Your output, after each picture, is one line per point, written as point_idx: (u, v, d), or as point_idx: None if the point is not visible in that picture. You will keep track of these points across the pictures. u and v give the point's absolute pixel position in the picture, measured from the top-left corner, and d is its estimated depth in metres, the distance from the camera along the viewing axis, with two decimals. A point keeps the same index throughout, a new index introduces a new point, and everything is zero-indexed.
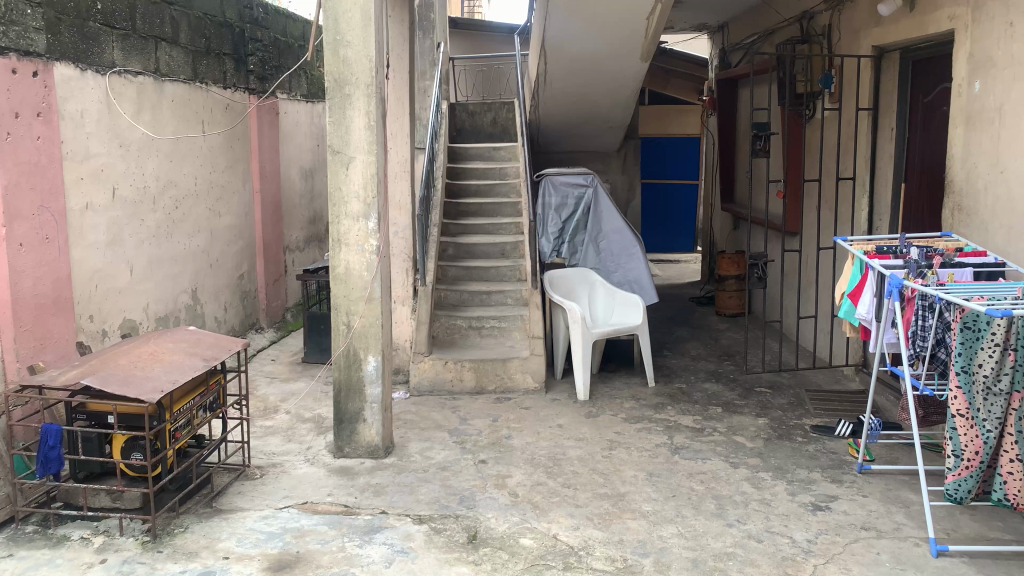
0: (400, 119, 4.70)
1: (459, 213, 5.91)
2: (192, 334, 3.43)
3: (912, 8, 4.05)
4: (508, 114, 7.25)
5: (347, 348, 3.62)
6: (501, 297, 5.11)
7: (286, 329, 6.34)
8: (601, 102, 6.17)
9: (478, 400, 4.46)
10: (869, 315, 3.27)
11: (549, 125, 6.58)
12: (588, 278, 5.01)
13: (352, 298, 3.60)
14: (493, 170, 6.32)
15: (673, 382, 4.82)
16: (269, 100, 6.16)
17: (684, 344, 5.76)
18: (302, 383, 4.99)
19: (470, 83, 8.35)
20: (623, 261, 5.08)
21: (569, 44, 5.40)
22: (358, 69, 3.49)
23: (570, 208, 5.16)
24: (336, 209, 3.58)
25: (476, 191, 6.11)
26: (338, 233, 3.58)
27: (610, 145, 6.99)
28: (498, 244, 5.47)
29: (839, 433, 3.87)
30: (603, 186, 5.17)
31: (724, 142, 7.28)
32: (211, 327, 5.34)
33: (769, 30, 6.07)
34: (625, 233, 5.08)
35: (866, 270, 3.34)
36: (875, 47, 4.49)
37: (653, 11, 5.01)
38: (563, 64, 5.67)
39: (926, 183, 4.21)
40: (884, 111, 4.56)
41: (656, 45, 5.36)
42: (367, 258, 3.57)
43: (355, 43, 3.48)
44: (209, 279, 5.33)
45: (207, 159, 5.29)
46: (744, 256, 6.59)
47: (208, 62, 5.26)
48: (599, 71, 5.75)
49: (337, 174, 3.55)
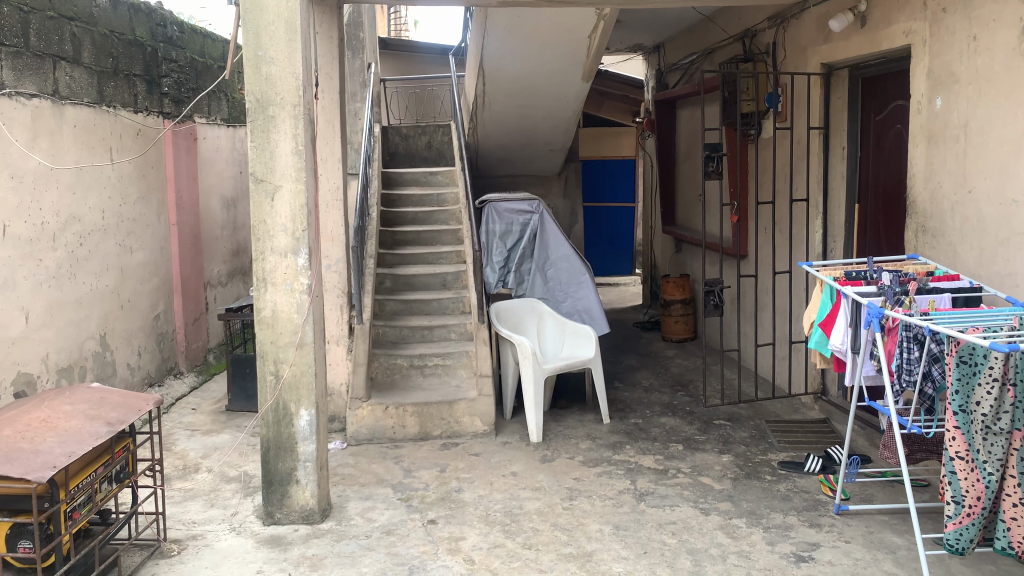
0: (330, 142, 4.35)
1: (396, 242, 5.57)
2: (94, 392, 3.00)
3: (863, 23, 3.92)
4: (443, 137, 6.96)
5: (276, 401, 3.24)
6: (444, 332, 4.78)
7: (208, 372, 5.85)
8: (540, 124, 5.92)
9: (423, 448, 4.11)
10: (844, 346, 3.04)
11: (486, 147, 6.29)
12: (535, 308, 4.69)
13: (281, 343, 3.22)
14: (431, 196, 5.99)
15: (628, 417, 4.56)
16: (186, 124, 5.71)
17: (635, 374, 5.51)
18: (226, 435, 4.54)
19: (402, 105, 8.04)
20: (572, 290, 4.80)
21: (506, 64, 5.15)
22: (283, 88, 3.13)
23: (516, 235, 4.87)
24: (260, 243, 3.19)
25: (413, 218, 5.78)
26: (263, 271, 3.20)
27: (550, 169, 6.76)
28: (438, 274, 5.15)
29: (809, 469, 3.65)
30: (549, 212, 4.90)
31: (665, 164, 7.14)
32: (122, 376, 4.84)
33: (708, 49, 5.96)
34: (573, 260, 4.82)
35: (838, 298, 3.13)
36: (823, 64, 4.35)
37: (595, 29, 4.79)
38: (501, 85, 5.40)
39: (883, 203, 4.08)
40: (835, 129, 4.42)
41: (599, 64, 5.14)
42: (296, 296, 3.20)
43: (279, 59, 3.12)
44: (120, 322, 4.84)
45: (116, 190, 4.82)
46: (688, 279, 6.39)
47: (116, 84, 4.80)
48: (539, 92, 5.50)
49: (261, 205, 3.18)
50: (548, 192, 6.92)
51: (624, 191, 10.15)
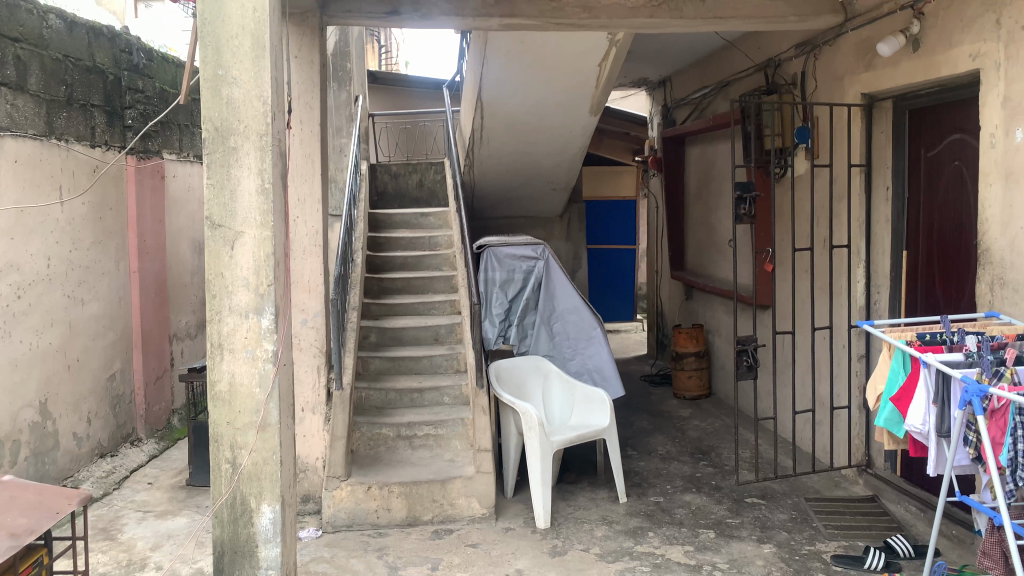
0: (309, 180, 3.82)
1: (382, 291, 5.02)
2: (3, 487, 2.39)
3: (916, 47, 3.45)
4: (435, 175, 6.46)
5: (233, 494, 2.65)
6: (436, 396, 4.22)
7: (171, 438, 5.24)
8: (542, 160, 5.42)
9: (410, 537, 3.52)
10: (926, 427, 2.51)
11: (483, 186, 5.79)
12: (541, 368, 4.15)
13: (238, 424, 2.64)
14: (422, 240, 5.45)
15: (647, 495, 3.98)
16: (152, 161, 5.17)
17: (649, 439, 4.94)
18: (183, 518, 3.93)
19: (392, 142, 7.57)
20: (582, 346, 4.24)
21: (507, 95, 4.66)
22: (247, 114, 2.60)
23: (518, 284, 4.28)
24: (216, 301, 2.62)
25: (402, 264, 5.24)
26: (219, 335, 2.63)
27: (551, 210, 6.25)
28: (430, 327, 4.60)
29: (869, 566, 3.06)
30: (556, 257, 4.32)
31: (674, 204, 6.64)
32: (67, 447, 4.23)
33: (724, 81, 5.51)
34: (582, 311, 4.24)
35: (914, 367, 2.60)
36: (864, 94, 3.87)
37: (606, 56, 4.31)
38: (501, 119, 4.91)
39: (940, 251, 3.58)
40: (878, 166, 3.92)
41: (609, 95, 4.65)
42: (259, 367, 2.63)
43: (243, 80, 2.59)
44: (66, 385, 4.24)
45: (66, 234, 4.26)
46: (702, 329, 5.85)
47: (69, 114, 4.27)
48: (542, 127, 5.01)
49: (218, 256, 2.62)
50: (550, 234, 6.39)
51: (624, 233, 9.66)
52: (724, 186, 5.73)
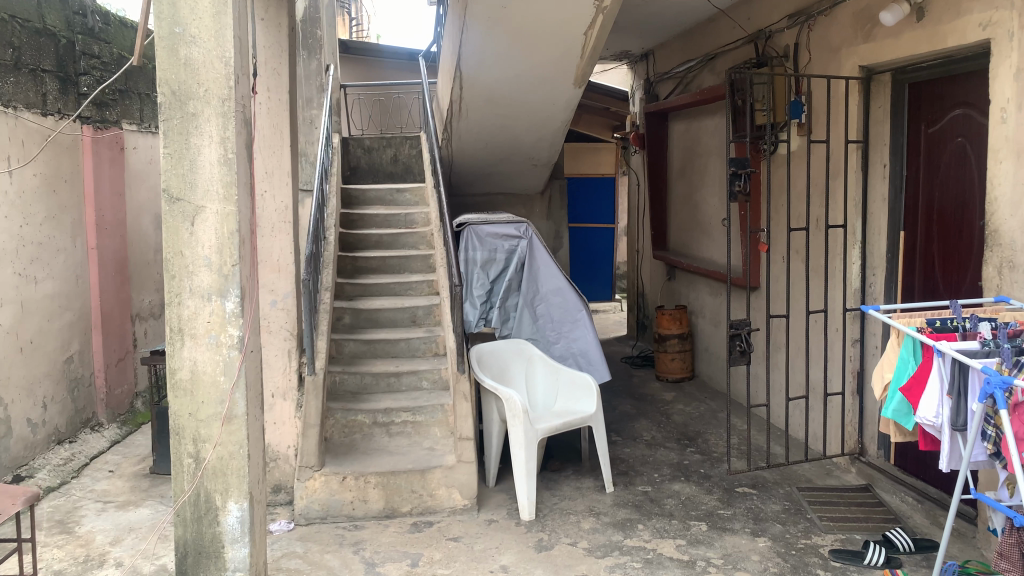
0: (277, 152, 3.58)
1: (356, 270, 4.80)
2: None
3: (920, 17, 3.28)
4: (411, 150, 6.22)
5: (196, 491, 2.45)
6: (414, 380, 4.03)
7: (134, 423, 4.99)
8: (523, 135, 5.21)
9: (388, 530, 3.34)
10: (938, 419, 2.38)
11: (461, 162, 5.57)
12: (523, 351, 3.96)
13: (201, 416, 2.43)
14: (398, 217, 5.22)
15: (634, 484, 3.84)
16: (110, 131, 4.87)
17: (633, 424, 4.81)
18: (146, 509, 3.70)
19: (365, 115, 7.30)
20: (566, 329, 4.07)
21: (488, 65, 4.44)
22: (207, 77, 2.36)
23: (500, 264, 4.09)
24: (175, 283, 2.41)
25: (377, 242, 5.02)
26: (179, 320, 2.42)
27: (532, 187, 6.05)
28: (407, 308, 4.40)
29: (869, 562, 2.95)
30: (539, 236, 4.13)
31: (657, 182, 6.46)
32: (20, 433, 3.97)
33: (711, 54, 5.32)
34: (566, 293, 4.07)
35: (927, 356, 2.46)
36: (862, 67, 3.70)
37: (592, 25, 4.10)
38: (481, 90, 4.69)
39: (939, 232, 3.44)
40: (875, 143, 3.76)
41: (594, 66, 4.44)
42: (223, 353, 2.42)
43: (203, 39, 2.35)
44: (18, 368, 3.98)
45: (15, 208, 3.97)
46: (686, 312, 5.71)
47: (18, 79, 3.96)
48: (524, 100, 4.80)
49: (177, 233, 2.40)
50: (531, 212, 6.19)
51: (603, 211, 9.49)
52: (709, 164, 5.57)
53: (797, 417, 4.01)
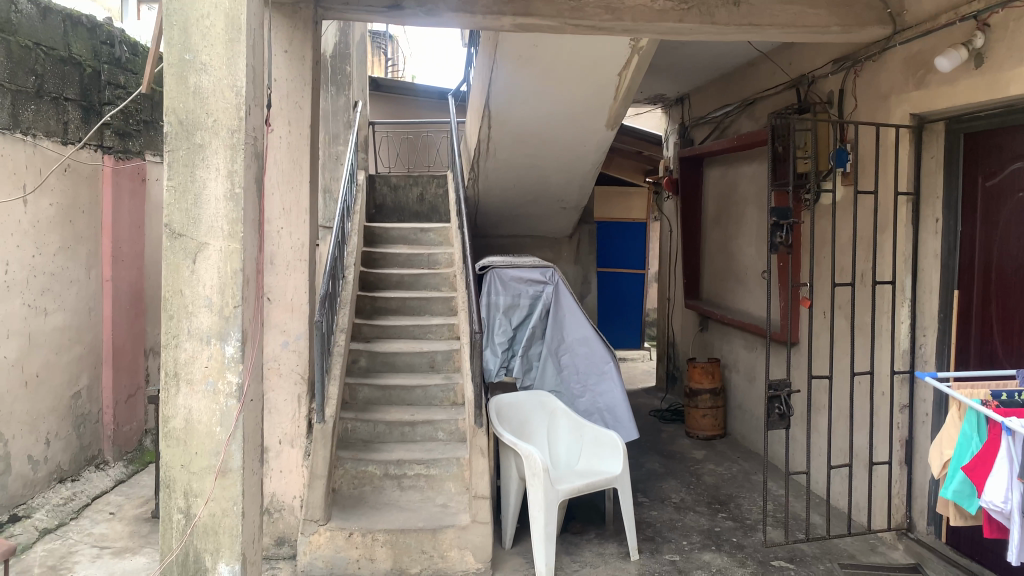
0: (296, 188, 3.45)
1: (376, 312, 4.64)
2: None
3: (978, 63, 3.07)
4: (437, 189, 6.09)
5: (185, 551, 2.25)
6: (430, 430, 3.82)
7: (141, 462, 4.82)
8: (553, 177, 5.05)
9: None
10: (1008, 505, 2.12)
11: (487, 202, 5.43)
12: (545, 405, 3.76)
13: (194, 469, 2.24)
14: (421, 257, 5.07)
15: (660, 552, 3.57)
16: (132, 162, 4.80)
17: (660, 484, 4.54)
18: (142, 557, 3.51)
19: (393, 152, 7.21)
20: (592, 381, 3.84)
21: (518, 104, 4.31)
22: (217, 106, 2.22)
23: (524, 310, 3.89)
24: (173, 323, 2.24)
25: (399, 282, 4.86)
26: (175, 363, 2.24)
27: (560, 230, 5.88)
28: (426, 353, 4.21)
29: None
30: (566, 282, 3.93)
31: (690, 228, 6.26)
32: (19, 471, 3.81)
33: (750, 99, 5.15)
34: (593, 342, 3.85)
35: (993, 433, 2.21)
36: (913, 115, 3.49)
37: (627, 65, 3.95)
38: (510, 130, 4.55)
39: (998, 293, 3.19)
40: (927, 196, 3.53)
41: (629, 108, 4.28)
42: (220, 403, 2.24)
43: (215, 67, 2.22)
44: (22, 403, 3.84)
45: (28, 238, 3.87)
46: (718, 365, 5.47)
47: (39, 107, 3.90)
48: (555, 141, 4.65)
49: (178, 270, 2.24)
50: (558, 256, 6.01)
51: (633, 257, 9.29)
52: (745, 212, 5.36)
53: (838, 485, 3.73)
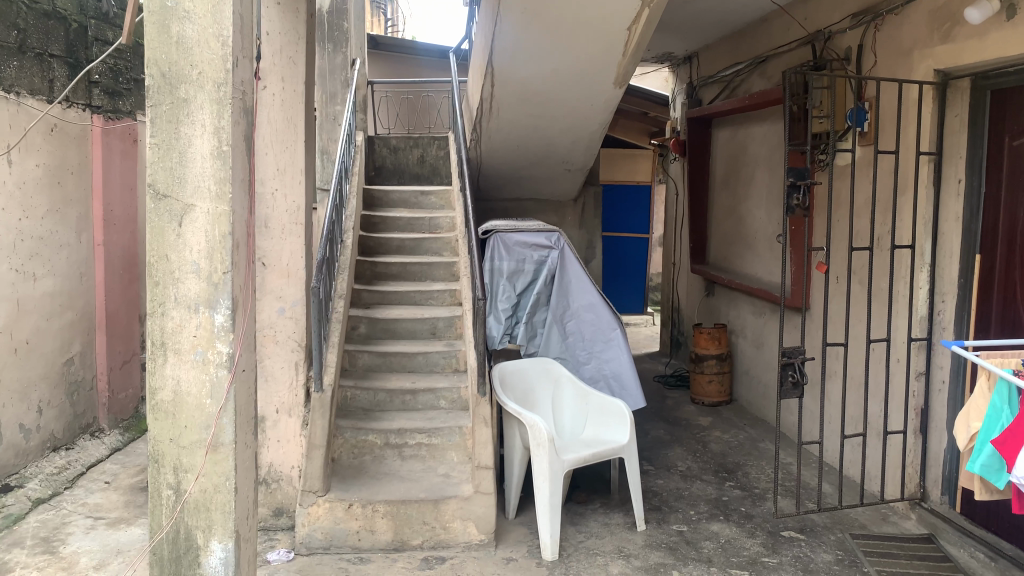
0: (291, 148, 3.30)
1: (375, 277, 4.51)
2: None
3: (1011, 14, 2.91)
4: (438, 151, 5.93)
5: (176, 528, 2.17)
6: (431, 399, 3.72)
7: (138, 430, 4.74)
8: (558, 137, 4.89)
9: (396, 565, 3.03)
10: None
11: (491, 164, 5.27)
12: (550, 371, 3.64)
13: (184, 443, 2.14)
14: (421, 220, 4.93)
15: (667, 521, 3.49)
16: (123, 122, 4.64)
17: (666, 452, 4.46)
18: (138, 528, 3.43)
19: (393, 112, 7.03)
20: (598, 349, 3.73)
21: (522, 60, 4.13)
22: (202, 58, 2.07)
23: (528, 276, 3.76)
24: (158, 291, 2.12)
25: (399, 247, 4.73)
26: (162, 333, 2.13)
27: (564, 193, 5.73)
28: (427, 319, 4.10)
29: None
30: (572, 247, 3.79)
31: (697, 191, 6.10)
32: (10, 440, 3.72)
33: (763, 57, 4.97)
34: (599, 309, 3.73)
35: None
36: (937, 71, 3.33)
37: (636, 19, 3.77)
38: (514, 89, 4.38)
39: (1023, 257, 3.06)
40: (950, 156, 3.38)
41: (638, 65, 4.11)
42: (210, 373, 2.13)
43: (199, 14, 2.06)
44: (11, 371, 3.74)
45: (14, 200, 3.74)
46: (725, 331, 5.36)
47: (22, 63, 3.74)
48: (560, 100, 4.48)
49: (163, 234, 2.11)
50: (563, 220, 5.86)
51: (638, 221, 9.13)
52: (755, 174, 5.20)
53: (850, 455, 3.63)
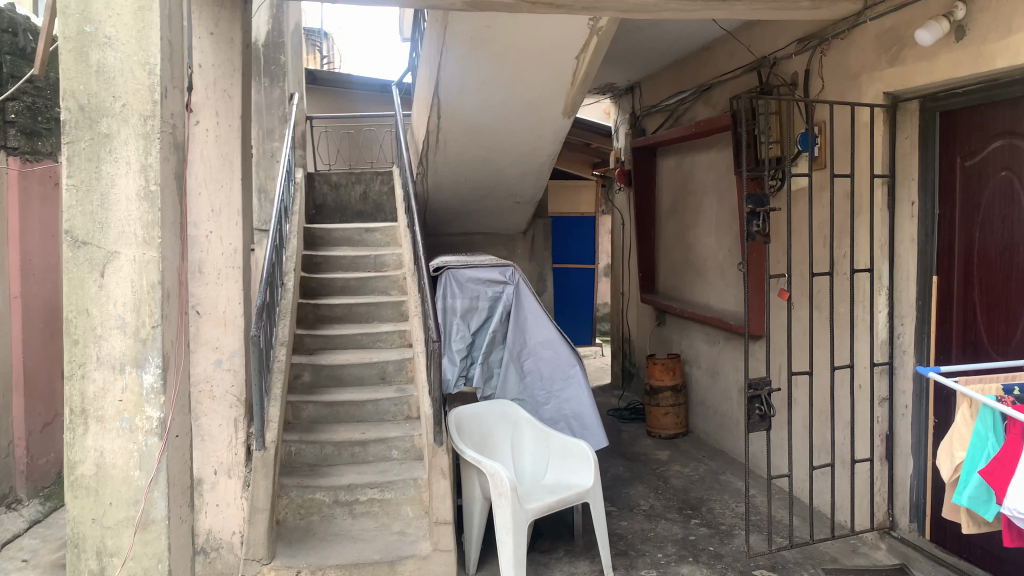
0: (228, 188, 3.10)
1: (319, 320, 4.30)
2: None
3: (959, 36, 2.91)
4: (381, 187, 5.76)
5: None
6: (383, 450, 3.52)
7: (61, 496, 4.37)
8: (506, 170, 4.77)
9: None
10: None
11: (437, 198, 5.12)
12: (507, 414, 3.47)
13: (109, 523, 1.91)
14: (366, 259, 4.74)
15: (636, 567, 3.33)
16: (42, 164, 4.34)
17: (629, 490, 4.31)
18: None
19: (332, 148, 6.85)
20: (557, 387, 3.58)
21: (467, 91, 4.01)
22: (125, 89, 1.87)
23: (483, 313, 3.61)
24: (78, 350, 1.89)
25: (343, 287, 4.52)
26: (82, 399, 1.90)
27: (513, 226, 5.61)
28: (376, 363, 3.91)
29: None
30: (527, 282, 3.66)
31: (644, 221, 6.05)
32: None
33: (708, 85, 4.97)
34: (558, 345, 3.59)
35: (1012, 431, 2.01)
36: (886, 93, 3.33)
37: (584, 48, 3.69)
38: (459, 120, 4.26)
39: (981, 277, 3.03)
40: (903, 177, 3.37)
41: (586, 94, 4.03)
42: (139, 442, 1.92)
43: (122, 40, 1.87)
44: None
45: None
46: (678, 359, 5.25)
47: None
48: (506, 131, 4.37)
49: (83, 286, 1.88)
50: (512, 253, 5.74)
51: (584, 252, 9.08)
52: (703, 201, 5.17)
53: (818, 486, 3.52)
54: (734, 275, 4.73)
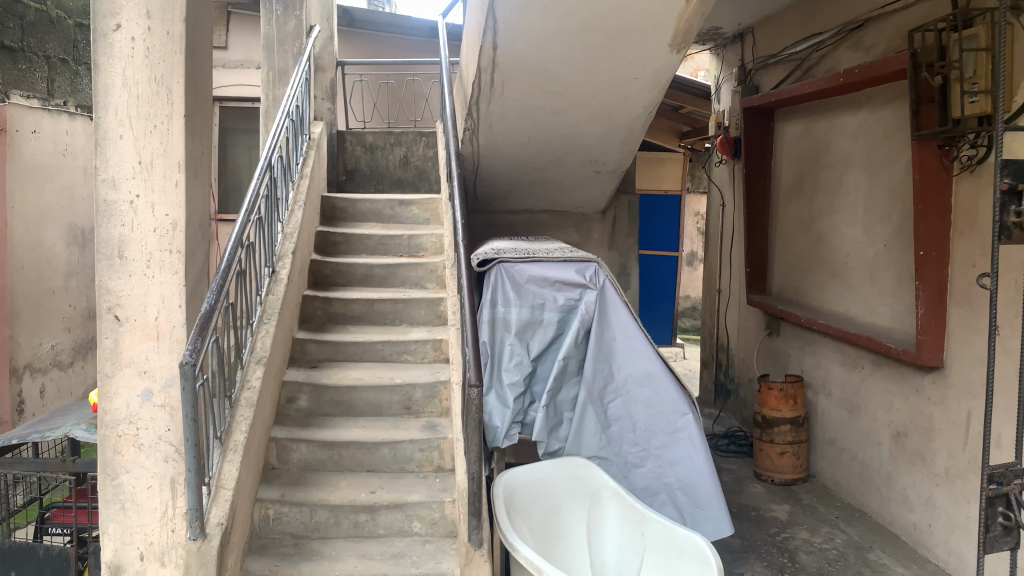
0: (161, 130, 2.06)
1: (330, 320, 3.22)
2: None
3: None
4: (425, 150, 4.63)
5: None
6: (398, 520, 2.42)
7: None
8: (583, 126, 3.60)
9: None
10: None
11: (491, 165, 4.00)
12: (584, 481, 2.31)
13: None
14: (397, 240, 3.62)
15: None
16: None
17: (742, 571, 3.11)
18: None
19: (373, 104, 5.76)
20: (658, 445, 2.41)
21: (536, 12, 2.83)
22: None
23: (549, 331, 2.47)
24: None
25: (364, 278, 3.43)
26: None
27: (587, 202, 4.43)
28: (397, 386, 2.80)
29: None
30: (617, 285, 2.50)
31: (755, 200, 4.78)
32: None
33: (862, 19, 3.65)
34: (660, 384, 2.41)
35: None
36: None
37: None
38: (521, 56, 3.10)
39: None
40: None
41: (704, 16, 2.80)
42: None
43: None
44: None
45: None
46: (800, 386, 4.05)
47: None
48: (585, 73, 3.20)
49: None
50: (586, 237, 4.56)
51: (667, 236, 7.80)
52: (845, 176, 3.89)
53: None
54: (892, 279, 3.46)
